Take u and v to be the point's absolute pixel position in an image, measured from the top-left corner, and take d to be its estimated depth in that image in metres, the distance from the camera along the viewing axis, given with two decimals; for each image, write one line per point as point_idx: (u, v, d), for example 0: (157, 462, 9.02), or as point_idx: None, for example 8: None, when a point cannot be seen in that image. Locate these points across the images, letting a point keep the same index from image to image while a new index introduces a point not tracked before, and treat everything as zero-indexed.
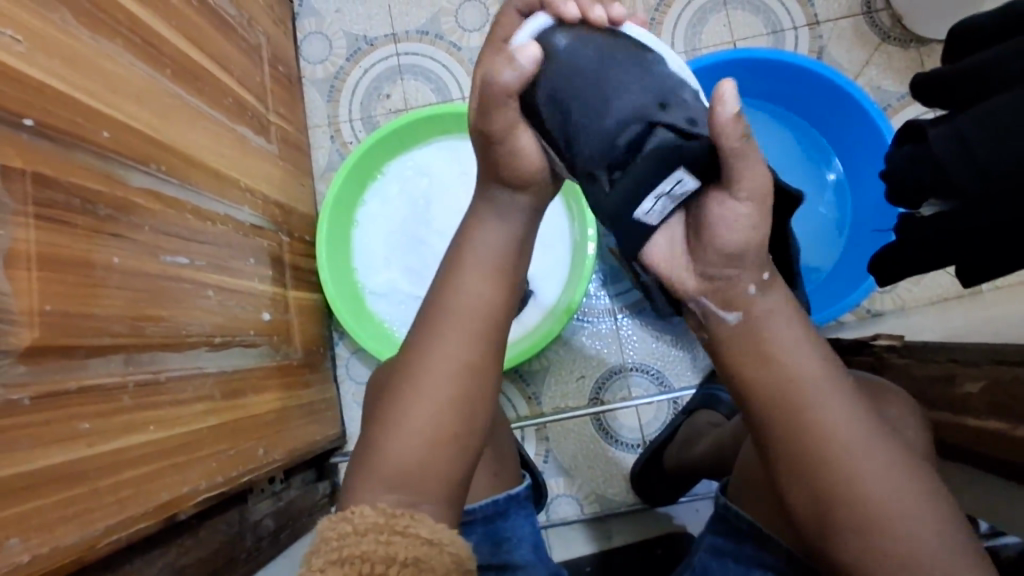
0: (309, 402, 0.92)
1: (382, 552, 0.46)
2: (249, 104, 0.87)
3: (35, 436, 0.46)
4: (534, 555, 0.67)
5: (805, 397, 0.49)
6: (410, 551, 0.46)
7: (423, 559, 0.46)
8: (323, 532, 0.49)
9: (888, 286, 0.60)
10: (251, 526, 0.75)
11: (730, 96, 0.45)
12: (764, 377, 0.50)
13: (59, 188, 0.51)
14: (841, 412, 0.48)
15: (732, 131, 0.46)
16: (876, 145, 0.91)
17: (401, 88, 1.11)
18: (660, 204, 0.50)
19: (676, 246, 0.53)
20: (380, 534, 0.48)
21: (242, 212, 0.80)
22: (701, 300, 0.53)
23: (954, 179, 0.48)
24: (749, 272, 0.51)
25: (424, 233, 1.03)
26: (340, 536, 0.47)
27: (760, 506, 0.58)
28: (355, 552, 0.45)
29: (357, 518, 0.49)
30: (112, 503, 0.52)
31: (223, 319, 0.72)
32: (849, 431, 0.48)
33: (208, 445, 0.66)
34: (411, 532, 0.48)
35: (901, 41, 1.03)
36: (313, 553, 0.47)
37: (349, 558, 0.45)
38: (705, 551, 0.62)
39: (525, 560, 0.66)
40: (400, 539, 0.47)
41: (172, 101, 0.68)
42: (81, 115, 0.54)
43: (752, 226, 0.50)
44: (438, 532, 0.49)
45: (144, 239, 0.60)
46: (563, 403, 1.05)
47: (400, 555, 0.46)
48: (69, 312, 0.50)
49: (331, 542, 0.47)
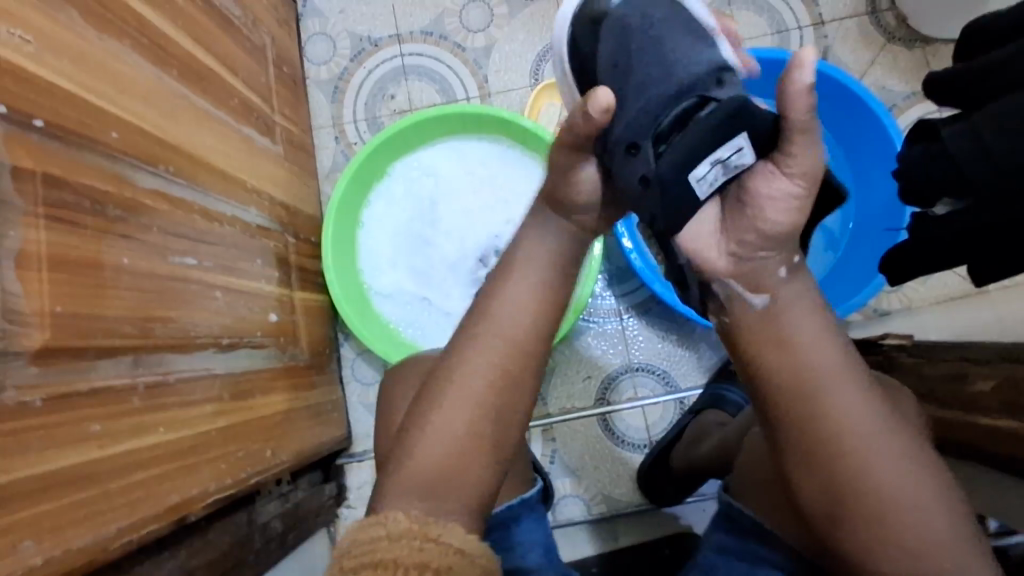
0: (315, 403, 0.92)
1: (415, 559, 0.46)
2: (255, 105, 0.87)
3: (46, 438, 0.46)
4: (546, 558, 0.68)
5: (815, 389, 0.50)
6: (442, 560, 0.46)
7: (454, 568, 0.46)
8: (353, 535, 0.48)
9: (900, 285, 0.60)
10: (260, 528, 0.74)
11: (808, 66, 0.48)
12: (776, 366, 0.51)
13: (69, 188, 0.50)
14: None
15: (801, 100, 0.49)
16: (884, 144, 0.91)
17: (405, 89, 1.10)
18: (713, 172, 0.53)
19: (705, 226, 0.56)
20: (412, 540, 0.47)
21: (248, 213, 0.80)
22: (728, 282, 0.54)
23: (968, 177, 0.48)
24: (780, 256, 0.54)
25: (429, 234, 1.02)
26: (373, 539, 0.47)
27: (764, 500, 0.58)
28: (388, 557, 0.45)
29: (389, 523, 0.49)
30: (122, 505, 0.52)
31: (230, 320, 0.72)
32: None
33: (217, 447, 0.66)
34: (443, 539, 0.48)
35: (906, 41, 1.03)
36: (346, 554, 0.46)
37: (381, 561, 0.45)
38: (713, 552, 0.61)
39: (538, 563, 0.67)
40: (432, 546, 0.47)
41: (179, 102, 0.68)
42: (90, 116, 0.54)
43: (794, 208, 0.53)
44: (468, 542, 0.49)
45: (152, 240, 0.60)
46: (568, 403, 1.05)
47: (432, 562, 0.46)
48: (79, 313, 0.50)
49: (365, 544, 0.47)
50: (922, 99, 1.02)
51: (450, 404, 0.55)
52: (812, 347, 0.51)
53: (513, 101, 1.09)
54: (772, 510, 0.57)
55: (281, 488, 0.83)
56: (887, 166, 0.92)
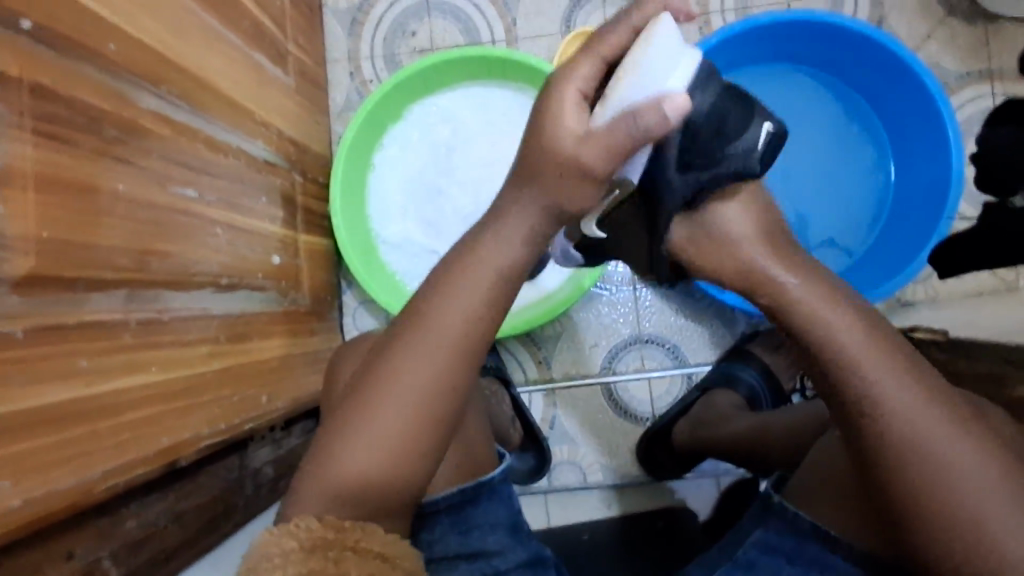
0: (314, 350, 0.89)
1: (334, 568, 0.43)
2: (268, 30, 0.81)
3: (30, 373, 0.43)
4: (510, 538, 0.64)
5: (882, 386, 0.48)
6: (365, 565, 0.44)
7: (377, 574, 0.44)
8: (262, 547, 0.45)
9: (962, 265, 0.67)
10: (251, 473, 0.72)
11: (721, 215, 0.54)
12: (846, 366, 0.49)
13: (62, 102, 0.46)
14: (911, 396, 0.48)
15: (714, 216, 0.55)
16: (934, 125, 0.85)
17: (427, 27, 1.03)
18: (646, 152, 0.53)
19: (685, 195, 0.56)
20: (329, 551, 0.44)
21: (255, 146, 0.75)
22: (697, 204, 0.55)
23: None
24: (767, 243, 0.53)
25: (443, 183, 0.97)
26: (284, 553, 0.43)
27: (845, 502, 0.53)
28: (304, 569, 0.42)
29: (302, 532, 0.46)
30: (110, 446, 0.49)
31: (231, 259, 0.68)
32: (926, 419, 0.47)
33: (212, 390, 0.63)
34: (362, 547, 0.46)
35: (967, 16, 0.95)
36: (255, 570, 0.43)
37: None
38: (753, 548, 0.57)
39: (500, 544, 0.63)
40: (350, 555, 0.44)
41: (187, 18, 0.62)
42: (86, 22, 0.49)
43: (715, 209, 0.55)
44: (389, 544, 0.47)
45: (152, 167, 0.56)
46: (573, 369, 1.02)
47: (354, 571, 0.43)
48: (67, 241, 0.46)
49: (273, 560, 0.43)
50: (977, 80, 0.95)
51: (414, 391, 0.50)
52: (857, 339, 0.50)
53: (542, 49, 1.01)
54: (863, 516, 0.52)
55: (275, 434, 0.80)
56: (933, 149, 0.87)
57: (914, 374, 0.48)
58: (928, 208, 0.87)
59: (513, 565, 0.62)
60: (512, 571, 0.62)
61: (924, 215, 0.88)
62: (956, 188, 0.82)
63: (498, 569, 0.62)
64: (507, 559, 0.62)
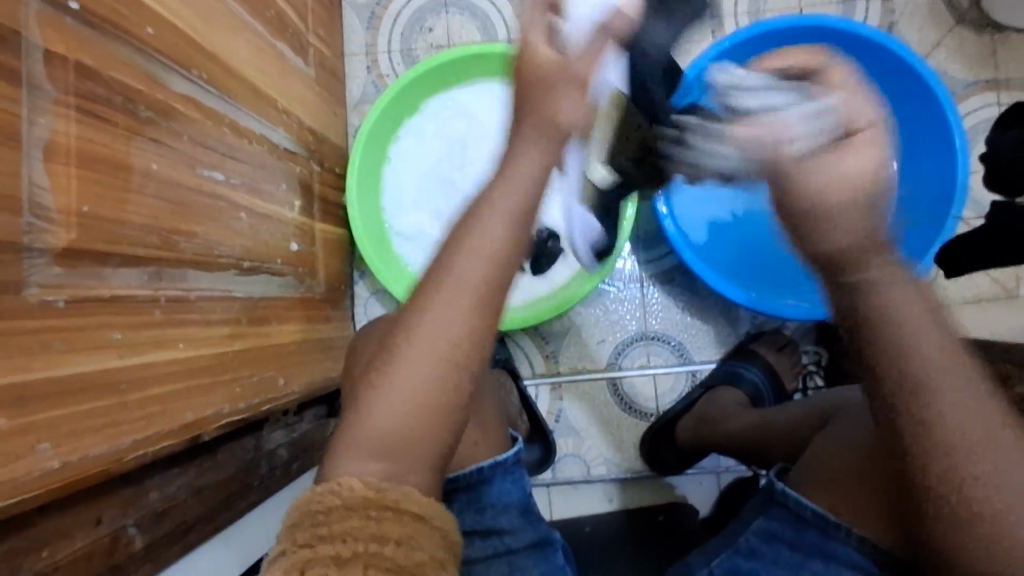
0: (327, 337, 0.90)
1: (373, 530, 0.43)
2: (291, 20, 0.83)
3: (68, 341, 0.44)
4: (521, 519, 0.65)
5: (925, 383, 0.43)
6: (401, 530, 0.44)
7: (416, 539, 0.44)
8: (308, 504, 0.46)
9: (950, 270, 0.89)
10: (266, 455, 0.73)
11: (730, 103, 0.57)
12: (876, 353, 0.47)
13: (101, 82, 0.47)
14: (953, 393, 0.43)
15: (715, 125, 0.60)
16: (942, 130, 0.87)
17: (445, 23, 1.05)
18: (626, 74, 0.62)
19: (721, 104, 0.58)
20: (369, 510, 0.45)
21: (277, 133, 0.76)
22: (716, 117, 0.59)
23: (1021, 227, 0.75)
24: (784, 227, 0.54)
25: (457, 177, 0.99)
26: (328, 513, 0.44)
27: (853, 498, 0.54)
28: (346, 531, 0.43)
29: (345, 489, 0.46)
30: (139, 418, 0.51)
31: (253, 243, 0.70)
32: (964, 419, 0.43)
33: (232, 369, 0.64)
34: (401, 507, 0.45)
35: (976, 25, 0.97)
36: (300, 529, 0.44)
37: (339, 536, 0.43)
38: (755, 535, 0.59)
39: (512, 524, 0.64)
40: (389, 515, 0.45)
41: (217, 5, 0.64)
42: (125, 5, 0.50)
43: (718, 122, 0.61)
44: (427, 507, 0.47)
45: (182, 148, 0.57)
46: (579, 364, 1.04)
47: (392, 535, 0.43)
48: (104, 216, 0.47)
49: (318, 517, 0.44)
50: (984, 89, 0.97)
51: None
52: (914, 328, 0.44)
53: None
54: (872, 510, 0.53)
55: (288, 418, 0.81)
56: (939, 155, 0.89)
57: (965, 372, 0.44)
58: (933, 213, 0.89)
59: (524, 544, 0.64)
60: (523, 550, 0.63)
61: (930, 219, 0.89)
62: (962, 194, 0.84)
63: (511, 548, 0.63)
64: (518, 538, 0.64)
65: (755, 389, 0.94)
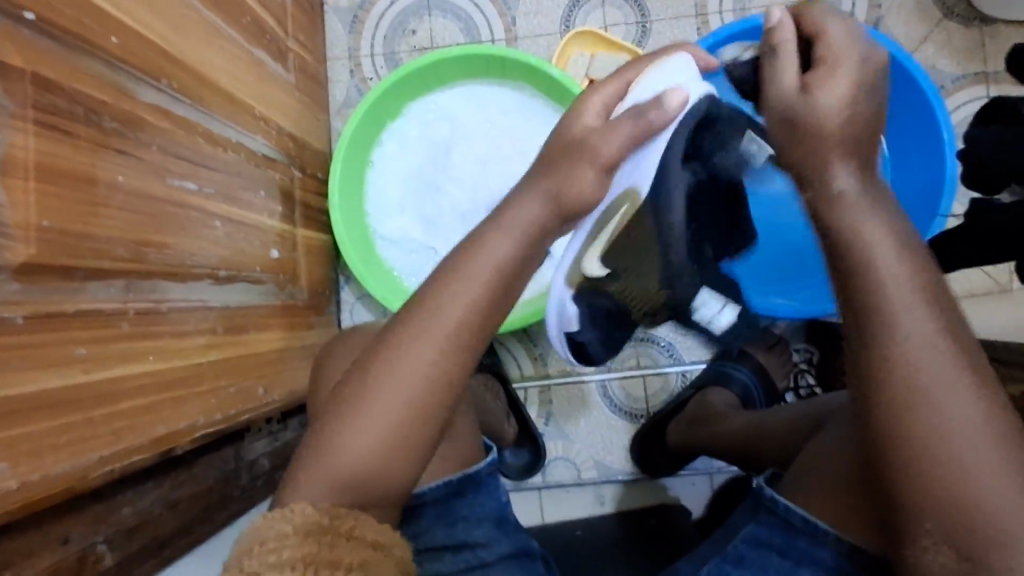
0: (311, 344, 0.89)
1: (326, 556, 0.43)
2: (268, 26, 0.82)
3: (29, 358, 0.43)
4: (495, 531, 0.65)
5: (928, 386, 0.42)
6: (356, 554, 0.44)
7: (369, 564, 0.44)
8: (257, 531, 0.44)
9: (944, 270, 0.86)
10: (247, 465, 0.73)
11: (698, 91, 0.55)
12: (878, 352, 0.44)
13: (62, 94, 0.47)
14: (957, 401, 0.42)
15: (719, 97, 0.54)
16: (929, 126, 0.86)
17: (428, 25, 1.04)
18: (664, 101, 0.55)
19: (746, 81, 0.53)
20: (322, 536, 0.44)
21: (255, 141, 0.76)
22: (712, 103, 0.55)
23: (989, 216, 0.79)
24: None
25: (441, 181, 0.98)
26: (279, 538, 0.43)
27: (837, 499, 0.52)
28: (296, 556, 0.42)
29: (296, 516, 0.45)
30: (106, 434, 0.50)
31: (229, 252, 0.69)
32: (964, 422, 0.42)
33: (208, 380, 0.64)
34: (356, 535, 0.45)
35: (964, 18, 0.96)
36: (247, 554, 0.43)
37: (288, 561, 0.41)
38: (743, 542, 0.58)
39: (486, 537, 0.64)
40: (344, 543, 0.44)
41: (188, 13, 0.63)
42: (89, 16, 0.50)
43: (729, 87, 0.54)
44: (382, 533, 0.47)
45: (150, 159, 0.56)
46: (568, 366, 1.03)
47: (345, 560, 0.43)
48: (67, 230, 0.47)
49: (266, 543, 0.43)
50: (973, 82, 0.96)
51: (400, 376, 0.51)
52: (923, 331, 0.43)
53: (541, 48, 1.02)
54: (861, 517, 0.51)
55: (271, 427, 0.80)
56: (926, 150, 0.88)
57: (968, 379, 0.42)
58: (922, 209, 0.88)
59: (499, 557, 0.63)
60: (496, 563, 0.63)
61: (918, 215, 0.89)
62: (950, 189, 0.83)
63: (483, 561, 0.63)
64: (492, 552, 0.63)
65: (745, 389, 0.93)
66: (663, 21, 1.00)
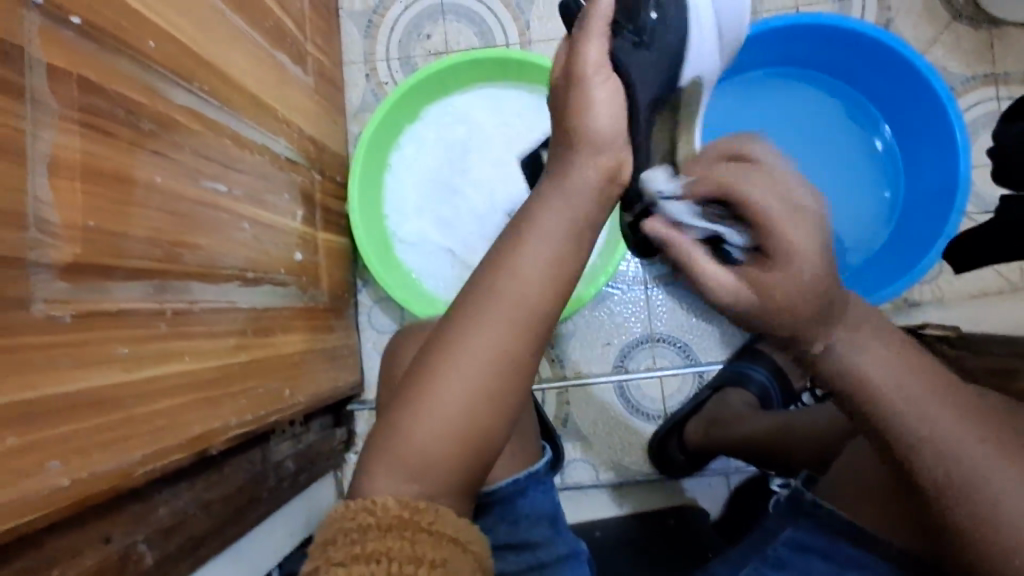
0: (332, 346, 0.90)
1: (408, 551, 0.43)
2: (289, 30, 0.83)
3: (75, 356, 0.44)
4: (552, 531, 0.65)
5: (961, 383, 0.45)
6: (436, 552, 0.43)
7: (451, 560, 0.43)
8: (342, 518, 0.45)
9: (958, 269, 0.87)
10: (273, 466, 0.73)
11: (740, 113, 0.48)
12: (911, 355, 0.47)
13: (104, 95, 0.47)
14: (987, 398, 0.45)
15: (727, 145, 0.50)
16: (942, 126, 0.87)
17: (442, 29, 1.05)
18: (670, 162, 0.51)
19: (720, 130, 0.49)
20: (404, 531, 0.44)
21: (278, 144, 0.76)
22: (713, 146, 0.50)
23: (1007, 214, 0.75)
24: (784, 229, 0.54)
25: (459, 184, 0.99)
26: (361, 530, 0.44)
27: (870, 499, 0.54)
28: (380, 550, 0.42)
29: (380, 509, 0.46)
30: (147, 432, 0.50)
31: (256, 254, 0.70)
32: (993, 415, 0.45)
33: (239, 381, 0.64)
34: (436, 530, 0.45)
35: (973, 20, 0.97)
36: (332, 544, 0.44)
37: (373, 554, 0.42)
38: (784, 545, 0.58)
39: (544, 536, 0.64)
40: (425, 538, 0.44)
41: (216, 17, 0.64)
42: (126, 19, 0.50)
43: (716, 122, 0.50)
44: (461, 530, 0.46)
45: (184, 160, 0.57)
46: (585, 367, 1.03)
47: (428, 555, 0.43)
48: (108, 230, 0.47)
49: (351, 534, 0.44)
50: (983, 84, 0.97)
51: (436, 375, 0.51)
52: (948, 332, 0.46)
53: (555, 51, 1.03)
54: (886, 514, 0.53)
55: (294, 429, 0.81)
56: (940, 150, 0.89)
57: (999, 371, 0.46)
58: (936, 208, 0.89)
59: (554, 559, 0.63)
60: (552, 565, 0.63)
61: (932, 215, 0.89)
62: (965, 188, 0.84)
63: (543, 562, 0.63)
64: (550, 552, 0.63)
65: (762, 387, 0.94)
66: None
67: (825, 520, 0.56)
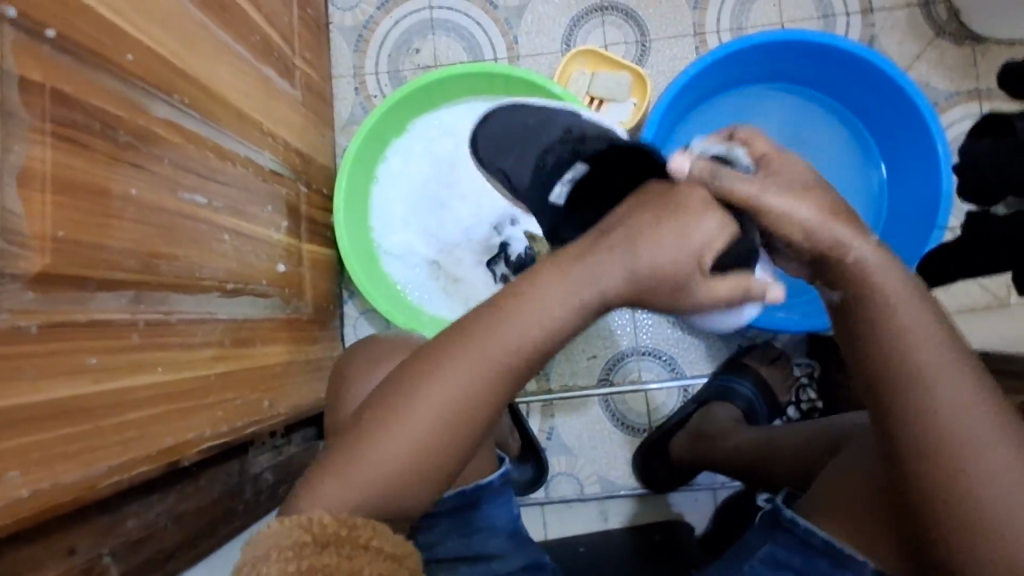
0: (315, 358, 0.90)
1: (346, 568, 0.43)
2: (276, 44, 0.84)
3: (41, 367, 0.44)
4: (508, 542, 0.65)
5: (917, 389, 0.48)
6: (373, 567, 0.44)
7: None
8: (274, 536, 0.45)
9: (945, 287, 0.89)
10: (251, 478, 0.72)
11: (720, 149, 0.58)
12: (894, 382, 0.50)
13: (79, 108, 0.48)
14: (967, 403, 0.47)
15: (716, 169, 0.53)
16: (924, 142, 0.87)
17: (431, 44, 1.06)
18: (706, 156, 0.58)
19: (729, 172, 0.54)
20: (341, 547, 0.45)
21: (262, 156, 0.77)
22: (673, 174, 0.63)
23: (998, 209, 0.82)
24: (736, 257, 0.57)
25: (446, 196, 1.00)
26: (296, 548, 0.44)
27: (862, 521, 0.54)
28: (316, 567, 0.42)
29: (314, 526, 0.45)
30: (114, 444, 0.50)
31: (237, 265, 0.70)
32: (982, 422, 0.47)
33: (215, 392, 0.64)
34: (374, 545, 0.46)
35: (956, 37, 0.98)
36: (263, 562, 0.43)
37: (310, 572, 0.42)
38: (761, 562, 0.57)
39: (500, 548, 0.64)
40: (361, 554, 0.44)
41: (199, 31, 0.64)
42: (104, 33, 0.51)
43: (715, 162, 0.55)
44: (397, 544, 0.47)
45: (162, 172, 0.57)
46: (571, 380, 1.03)
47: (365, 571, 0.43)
48: (79, 241, 0.47)
49: (286, 552, 0.43)
50: (967, 99, 0.98)
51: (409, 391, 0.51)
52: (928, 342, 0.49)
53: (542, 66, 1.04)
54: (874, 533, 0.53)
55: (275, 441, 0.80)
56: (922, 166, 0.89)
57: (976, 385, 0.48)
58: (919, 222, 0.89)
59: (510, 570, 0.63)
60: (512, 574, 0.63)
61: (917, 229, 0.90)
62: (947, 203, 0.85)
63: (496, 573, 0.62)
64: (506, 563, 0.63)
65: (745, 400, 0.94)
66: (662, 40, 1.02)
67: (805, 543, 0.56)
